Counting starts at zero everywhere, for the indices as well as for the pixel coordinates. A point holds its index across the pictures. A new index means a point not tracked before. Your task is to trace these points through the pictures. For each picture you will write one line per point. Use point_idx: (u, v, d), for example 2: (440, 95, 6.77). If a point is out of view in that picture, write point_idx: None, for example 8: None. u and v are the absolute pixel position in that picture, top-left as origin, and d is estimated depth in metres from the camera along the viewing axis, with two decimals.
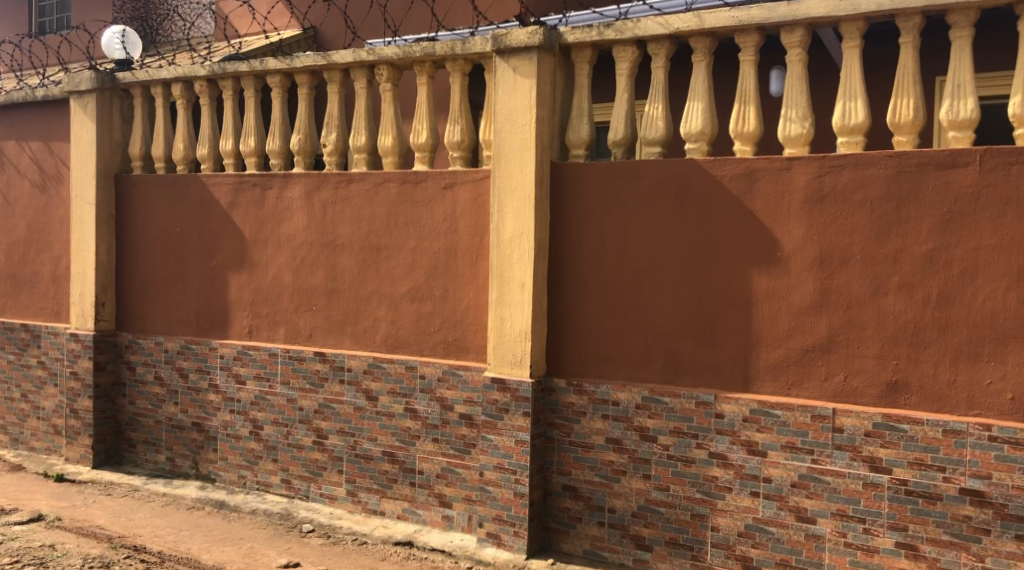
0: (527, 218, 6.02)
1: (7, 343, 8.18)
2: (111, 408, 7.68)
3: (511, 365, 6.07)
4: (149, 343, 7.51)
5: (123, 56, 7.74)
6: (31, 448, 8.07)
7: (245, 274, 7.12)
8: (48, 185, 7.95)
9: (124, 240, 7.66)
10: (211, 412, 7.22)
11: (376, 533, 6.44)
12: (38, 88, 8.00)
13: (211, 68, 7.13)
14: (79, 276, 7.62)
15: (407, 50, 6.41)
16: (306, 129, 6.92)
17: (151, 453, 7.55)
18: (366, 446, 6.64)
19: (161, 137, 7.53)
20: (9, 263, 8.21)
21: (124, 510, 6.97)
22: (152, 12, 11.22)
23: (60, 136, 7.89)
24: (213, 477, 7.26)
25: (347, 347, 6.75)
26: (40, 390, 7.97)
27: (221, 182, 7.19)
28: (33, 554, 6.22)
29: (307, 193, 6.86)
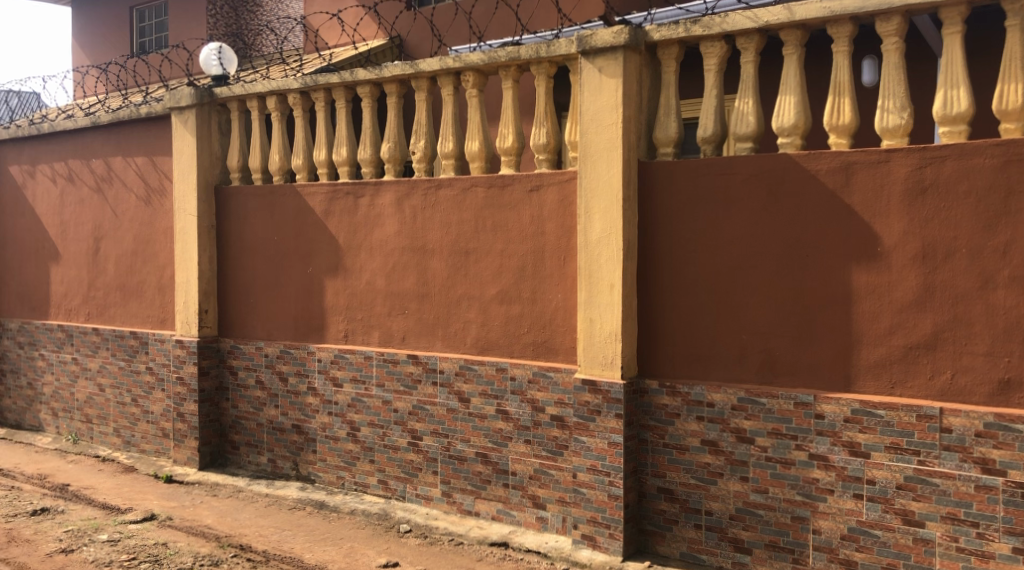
0: (616, 218, 5.99)
1: (118, 349, 8.56)
2: (216, 411, 7.97)
3: (603, 367, 6.05)
4: (250, 348, 7.76)
5: (220, 72, 7.99)
6: (142, 450, 8.44)
7: (341, 280, 7.29)
8: (153, 198, 8.31)
9: (225, 250, 7.94)
10: (310, 414, 7.42)
11: (472, 534, 6.50)
12: (142, 105, 8.35)
13: (304, 81, 7.32)
14: (184, 285, 7.94)
15: (492, 55, 6.45)
16: (395, 137, 7.04)
17: (254, 455, 7.80)
18: (460, 447, 6.70)
19: (257, 148, 7.77)
20: (119, 274, 8.61)
21: (230, 510, 7.22)
22: (246, 28, 12.40)
23: (163, 150, 8.23)
24: (313, 477, 7.46)
25: (439, 350, 6.83)
26: (149, 395, 8.32)
27: (316, 191, 7.38)
28: (148, 552, 6.50)
29: (398, 199, 6.97)
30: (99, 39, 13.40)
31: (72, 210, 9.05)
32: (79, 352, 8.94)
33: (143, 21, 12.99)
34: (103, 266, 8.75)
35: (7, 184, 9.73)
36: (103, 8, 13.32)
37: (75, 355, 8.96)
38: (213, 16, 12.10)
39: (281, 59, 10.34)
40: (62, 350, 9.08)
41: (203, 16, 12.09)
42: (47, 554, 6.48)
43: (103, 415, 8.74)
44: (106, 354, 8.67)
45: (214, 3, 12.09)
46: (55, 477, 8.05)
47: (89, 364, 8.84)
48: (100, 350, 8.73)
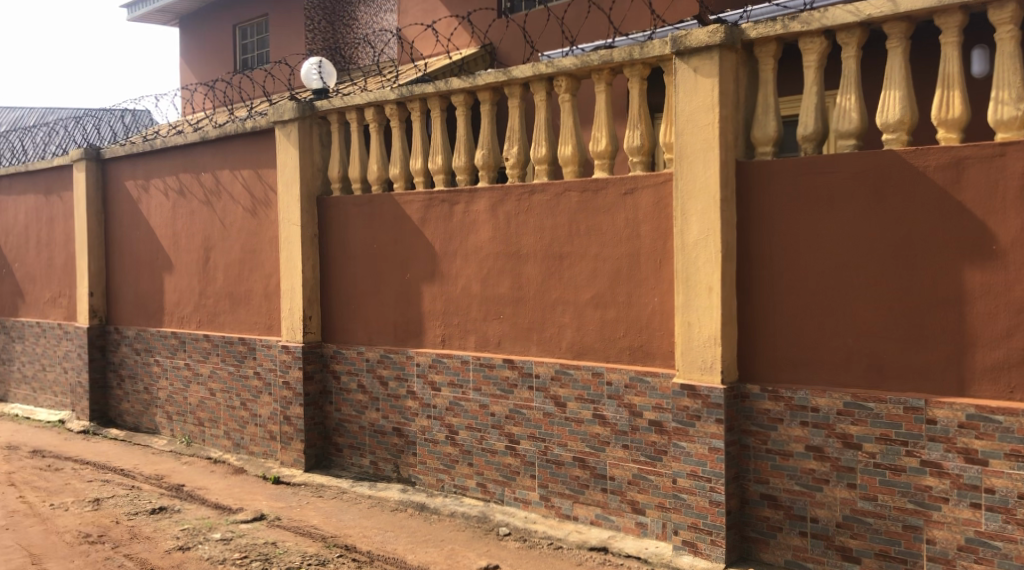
0: (713, 219, 5.90)
1: (228, 355, 8.89)
2: (320, 414, 8.18)
3: (702, 371, 5.97)
4: (352, 352, 7.95)
5: (320, 85, 8.24)
6: (251, 452, 8.74)
7: (437, 286, 7.40)
8: (259, 209, 8.61)
9: (328, 258, 8.16)
10: (410, 417, 7.55)
11: (571, 538, 6.48)
12: (247, 120, 8.66)
13: (400, 91, 7.46)
14: (289, 292, 8.20)
15: (585, 59, 6.45)
16: (489, 144, 7.12)
17: (357, 457, 7.99)
18: (557, 451, 6.71)
19: (356, 159, 7.96)
20: (228, 283, 8.96)
21: (335, 511, 7.40)
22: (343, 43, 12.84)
23: (267, 163, 8.52)
24: (414, 480, 7.58)
25: (535, 354, 6.86)
26: (257, 399, 8.62)
27: (413, 199, 7.51)
28: (259, 551, 6.73)
29: (492, 205, 7.04)
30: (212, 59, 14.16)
31: (183, 221, 9.46)
32: (191, 358, 9.33)
33: (245, 38, 13.81)
34: (214, 275, 9.12)
35: (123, 198, 10.24)
36: (210, 29, 14.27)
37: (188, 361, 9.36)
38: (311, 31, 12.70)
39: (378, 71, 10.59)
40: (176, 356, 9.49)
41: (302, 32, 12.74)
42: (166, 550, 6.78)
43: (214, 418, 9.09)
44: (217, 359, 9.02)
45: (313, 18, 12.71)
46: (171, 477, 8.42)
47: (200, 369, 9.21)
48: (211, 356, 9.09)
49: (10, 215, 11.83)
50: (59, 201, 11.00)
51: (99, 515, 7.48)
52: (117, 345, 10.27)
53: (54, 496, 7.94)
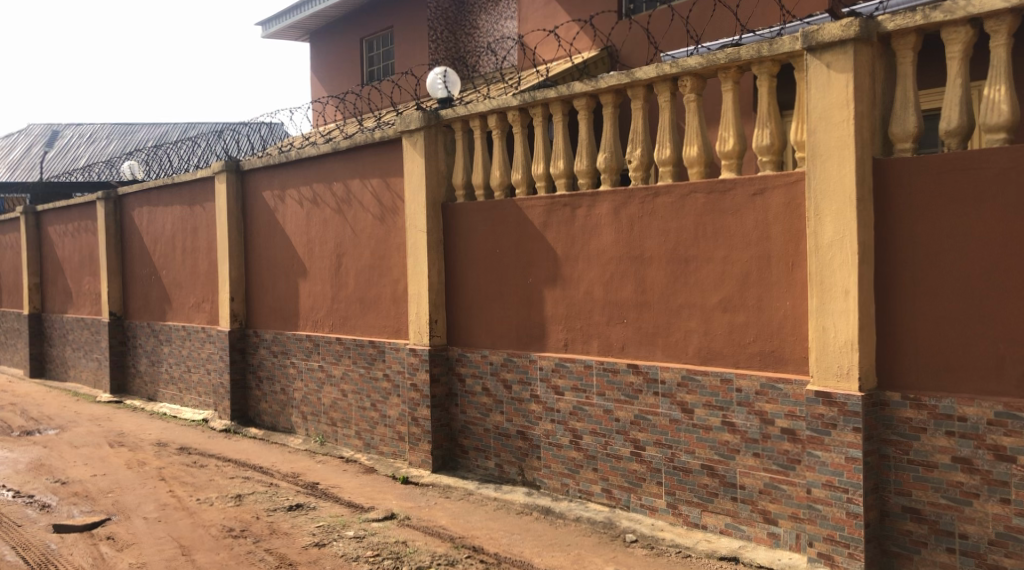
0: (849, 220, 5.66)
1: (358, 357, 9.15)
2: (446, 416, 8.30)
3: (838, 378, 5.73)
4: (476, 356, 8.03)
5: (445, 95, 8.39)
6: (381, 452, 8.96)
7: (561, 290, 7.41)
8: (387, 216, 8.82)
9: (454, 262, 8.27)
10: (534, 421, 7.56)
11: (700, 546, 6.34)
12: (375, 130, 8.90)
13: (523, 97, 7.49)
14: (416, 297, 8.37)
15: (711, 58, 6.31)
16: (612, 147, 7.06)
17: (482, 459, 8.06)
18: (685, 458, 6.58)
19: (479, 165, 8.03)
20: (359, 287, 9.21)
21: (462, 512, 7.49)
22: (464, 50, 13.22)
23: (395, 171, 8.72)
24: (539, 483, 7.59)
25: (660, 359, 6.75)
26: (387, 400, 8.83)
27: (536, 204, 7.54)
28: (390, 549, 6.89)
29: (615, 208, 6.98)
30: (344, 73, 14.84)
31: (316, 229, 9.79)
32: (324, 360, 9.64)
33: (371, 50, 14.45)
34: (346, 280, 9.40)
35: (260, 208, 10.68)
36: (340, 44, 14.93)
37: (321, 362, 9.67)
38: (433, 41, 13.13)
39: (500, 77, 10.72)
40: (311, 358, 9.83)
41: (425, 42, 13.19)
42: (303, 546, 7.02)
43: (346, 419, 9.36)
44: (349, 361, 9.29)
45: (435, 28, 13.13)
46: (306, 476, 8.72)
47: (333, 371, 9.50)
48: (343, 358, 9.36)
49: (159, 224, 12.52)
50: (203, 211, 11.57)
51: (241, 510, 7.82)
52: (255, 348, 10.72)
53: (200, 491, 8.35)
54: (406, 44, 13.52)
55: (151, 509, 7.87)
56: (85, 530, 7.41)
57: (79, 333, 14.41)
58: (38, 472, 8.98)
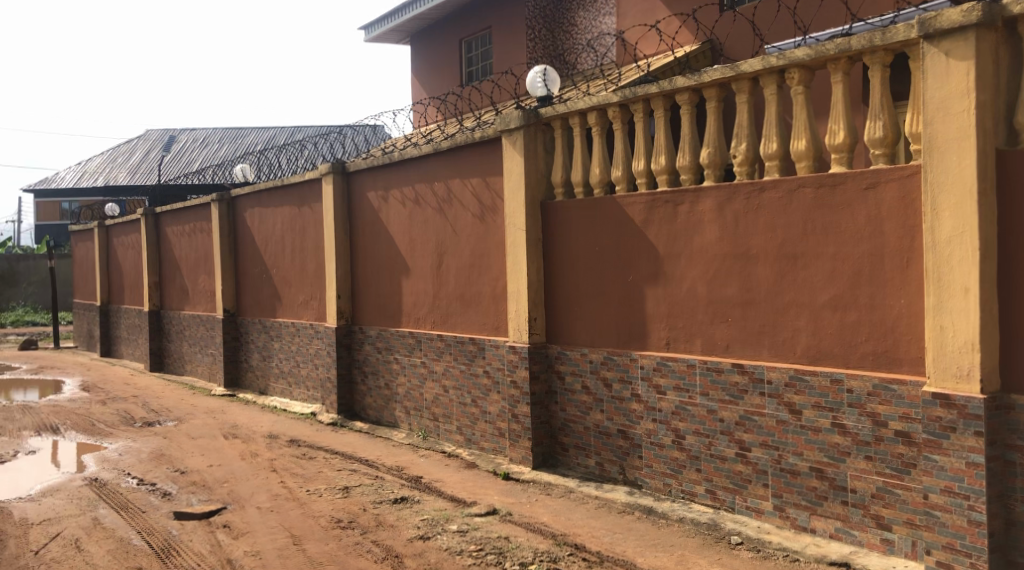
0: (969, 214, 5.44)
1: (459, 354, 9.25)
2: (546, 413, 8.31)
3: (957, 380, 5.52)
4: (576, 354, 8.02)
5: (544, 93, 8.42)
6: (482, 448, 9.04)
7: (662, 288, 7.34)
8: (487, 215, 8.90)
9: (553, 260, 8.27)
10: (635, 420, 7.51)
11: (809, 551, 6.19)
12: (475, 130, 8.98)
13: (624, 94, 7.45)
14: (515, 295, 8.41)
15: (820, 49, 6.15)
16: (715, 142, 6.96)
17: (582, 457, 8.05)
18: (792, 460, 6.43)
19: (579, 163, 8.01)
20: (459, 285, 9.31)
21: (563, 510, 7.50)
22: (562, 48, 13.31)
23: (495, 170, 8.77)
24: (641, 482, 7.53)
25: (766, 359, 6.62)
26: (487, 396, 8.90)
27: (636, 201, 7.49)
28: (493, 544, 6.94)
29: (719, 204, 6.88)
30: (444, 74, 15.05)
31: (418, 228, 9.95)
32: (426, 357, 9.77)
33: (470, 51, 14.58)
34: (447, 278, 9.52)
35: (364, 207, 10.91)
36: (439, 45, 15.13)
37: (423, 359, 9.82)
38: (532, 39, 13.19)
39: (601, 73, 10.67)
40: (413, 354, 9.98)
41: (524, 41, 13.27)
42: (408, 539, 7.15)
43: (448, 414, 9.47)
44: (450, 358, 9.40)
45: (534, 27, 13.16)
46: (410, 470, 8.87)
47: (435, 367, 9.63)
48: (444, 355, 9.48)
49: (269, 224, 12.91)
50: (310, 212, 11.88)
51: (349, 502, 8.00)
52: (360, 344, 10.95)
53: (310, 482, 8.58)
54: (505, 43, 13.62)
55: (264, 499, 8.13)
56: (203, 517, 7.69)
57: (195, 329, 14.98)
58: (159, 462, 9.38)
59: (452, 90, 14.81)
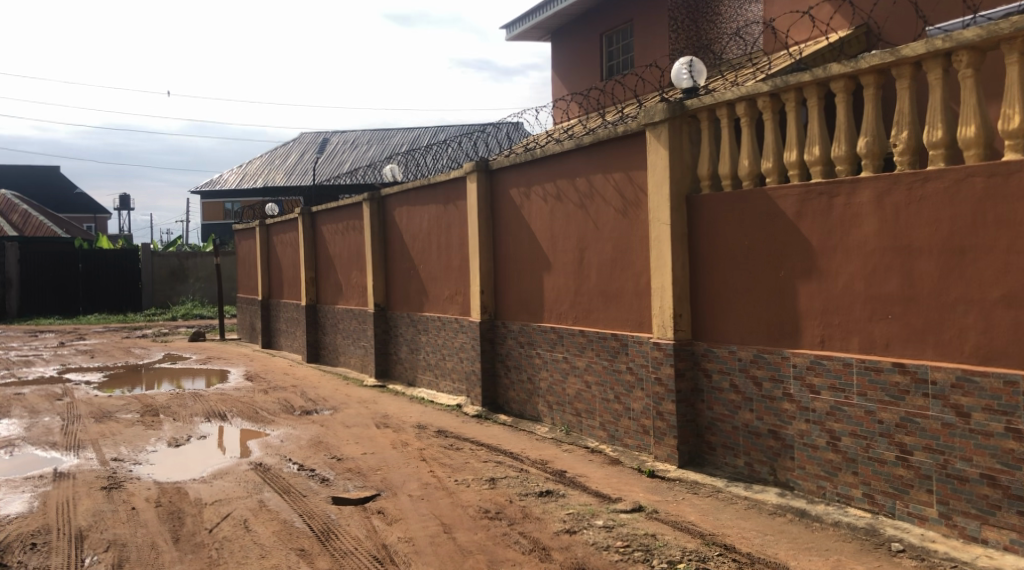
0: None
1: (602, 350, 9.23)
2: (692, 411, 8.18)
3: None
4: (723, 351, 7.87)
5: (690, 84, 8.35)
6: (626, 444, 8.98)
7: (815, 283, 7.13)
8: (630, 210, 8.85)
9: (699, 256, 8.13)
10: (787, 420, 7.31)
11: (981, 563, 5.97)
12: (619, 124, 8.94)
13: (775, 83, 7.27)
14: (660, 290, 8.31)
15: (992, 28, 5.93)
16: (874, 130, 6.72)
17: (730, 457, 7.89)
18: (959, 465, 6.22)
19: (727, 154, 7.85)
20: (602, 281, 9.29)
21: (711, 509, 7.39)
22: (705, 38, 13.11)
23: (638, 164, 8.71)
24: (792, 485, 7.32)
25: (930, 358, 6.39)
26: (631, 393, 8.85)
27: (788, 193, 7.30)
28: (640, 541, 6.90)
29: (878, 196, 6.67)
30: (585, 69, 15.05)
31: (560, 224, 9.98)
32: (569, 352, 9.80)
33: (610, 45, 14.52)
34: (589, 273, 9.50)
35: (507, 203, 11.02)
36: (579, 41, 15.13)
37: (566, 354, 9.85)
38: (674, 31, 13.04)
39: (749, 62, 10.43)
40: (555, 349, 10.03)
41: (667, 33, 13.10)
42: (555, 532, 7.19)
43: (591, 409, 9.47)
44: (592, 354, 9.39)
45: (677, 18, 13.00)
46: (554, 464, 8.92)
47: (577, 363, 9.64)
48: (588, 350, 9.48)
49: (417, 222, 13.22)
50: (455, 210, 12.10)
51: (496, 493, 8.12)
52: (504, 338, 11.07)
53: (457, 472, 8.75)
54: (647, 36, 13.50)
55: (415, 487, 8.34)
56: (359, 503, 7.97)
57: (348, 323, 15.51)
58: (317, 449, 9.76)
59: (593, 85, 14.79)
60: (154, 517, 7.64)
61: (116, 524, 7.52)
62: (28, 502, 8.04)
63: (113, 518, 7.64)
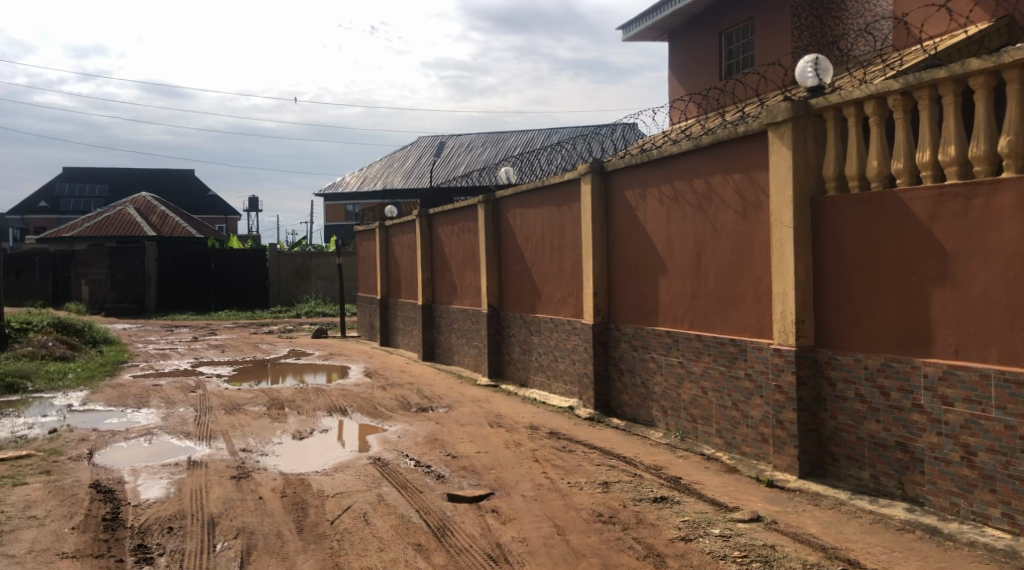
0: None
1: (720, 355, 9.05)
2: (814, 421, 7.93)
3: None
4: (848, 359, 7.61)
5: (816, 83, 8.10)
6: (744, 453, 8.77)
7: (949, 290, 6.86)
8: (750, 213, 8.66)
9: (822, 260, 7.89)
10: (916, 433, 7.04)
11: None
12: (739, 124, 8.75)
13: (907, 80, 6.98)
14: (781, 295, 8.09)
15: None
16: (1018, 129, 6.42)
17: (854, 468, 7.61)
18: None
19: (854, 155, 7.58)
20: (720, 285, 9.12)
21: (834, 522, 7.15)
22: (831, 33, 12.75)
23: (759, 166, 8.51)
24: (922, 500, 7.04)
25: None
26: (749, 400, 8.65)
27: (921, 196, 7.04)
28: (759, 552, 6.74)
29: (1020, 199, 6.40)
30: (703, 68, 14.82)
31: (677, 226, 9.83)
32: (685, 357, 9.64)
33: (730, 43, 14.24)
34: (706, 278, 9.34)
35: (622, 205, 10.92)
36: (697, 40, 14.91)
37: (681, 359, 9.70)
38: (798, 28, 12.71)
39: (879, 59, 10.06)
40: (671, 354, 9.89)
41: (790, 31, 12.80)
42: (670, 539, 7.08)
43: (707, 416, 9.29)
44: (709, 359, 9.22)
45: (801, 15, 12.69)
46: (669, 470, 8.79)
47: (693, 368, 9.48)
48: (704, 355, 9.30)
49: (531, 223, 13.25)
50: (570, 211, 12.07)
51: (610, 497, 8.06)
52: (617, 341, 10.99)
53: (571, 475, 8.72)
54: (769, 34, 13.18)
55: (528, 487, 8.35)
56: (474, 501, 8.02)
57: (463, 323, 15.66)
58: (433, 446, 9.89)
59: (712, 85, 14.54)
60: (280, 507, 7.88)
61: (244, 512, 7.78)
62: (164, 488, 8.40)
63: (242, 506, 7.91)
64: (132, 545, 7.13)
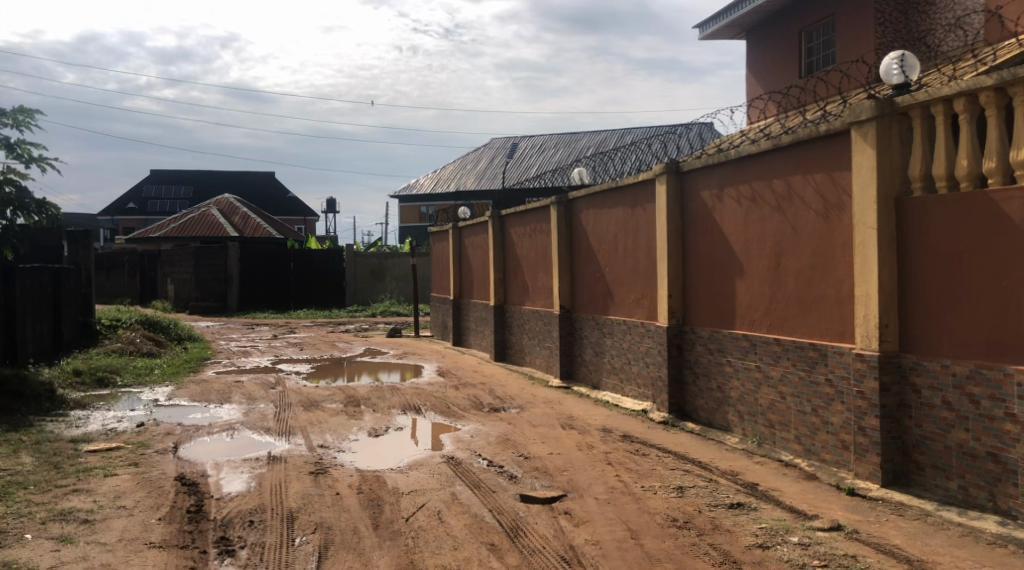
0: None
1: (799, 359, 8.83)
2: (897, 429, 7.68)
3: None
4: (934, 365, 7.36)
5: (902, 80, 7.88)
6: (823, 460, 8.54)
7: None
8: (831, 213, 8.44)
9: (907, 263, 7.64)
10: (1009, 443, 6.81)
11: None
12: (821, 123, 8.54)
13: (1002, 76, 6.80)
14: (864, 299, 7.86)
15: None
16: None
17: (941, 479, 7.34)
18: None
19: (942, 153, 7.33)
20: (799, 288, 8.91)
21: (919, 533, 6.92)
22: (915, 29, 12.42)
23: (842, 165, 8.29)
24: (1015, 513, 6.80)
25: None
26: (829, 406, 8.44)
27: (1015, 196, 6.79)
28: (839, 562, 6.56)
29: None
30: (781, 66, 14.55)
31: (755, 227, 9.64)
32: (762, 361, 9.45)
33: (810, 41, 13.91)
34: (785, 280, 9.14)
35: (697, 206, 10.75)
36: (775, 38, 14.66)
37: (759, 363, 9.51)
38: (882, 24, 12.43)
39: (969, 54, 9.73)
40: (748, 357, 9.70)
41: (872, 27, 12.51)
42: (747, 546, 6.93)
43: (785, 421, 9.07)
44: (788, 364, 9.01)
45: (884, 11, 12.40)
46: (746, 476, 8.61)
47: (771, 372, 9.28)
48: (783, 360, 9.10)
49: (604, 225, 13.16)
50: (644, 212, 11.94)
51: (684, 502, 7.93)
52: (692, 344, 10.83)
53: (645, 478, 8.61)
54: (852, 30, 12.83)
55: (601, 490, 8.27)
56: (547, 502, 7.98)
57: (535, 324, 15.63)
58: (506, 446, 9.88)
59: (791, 83, 14.25)
60: (357, 503, 7.94)
61: (322, 507, 7.87)
62: (245, 482, 8.55)
63: (320, 501, 8.01)
64: (214, 537, 7.27)
